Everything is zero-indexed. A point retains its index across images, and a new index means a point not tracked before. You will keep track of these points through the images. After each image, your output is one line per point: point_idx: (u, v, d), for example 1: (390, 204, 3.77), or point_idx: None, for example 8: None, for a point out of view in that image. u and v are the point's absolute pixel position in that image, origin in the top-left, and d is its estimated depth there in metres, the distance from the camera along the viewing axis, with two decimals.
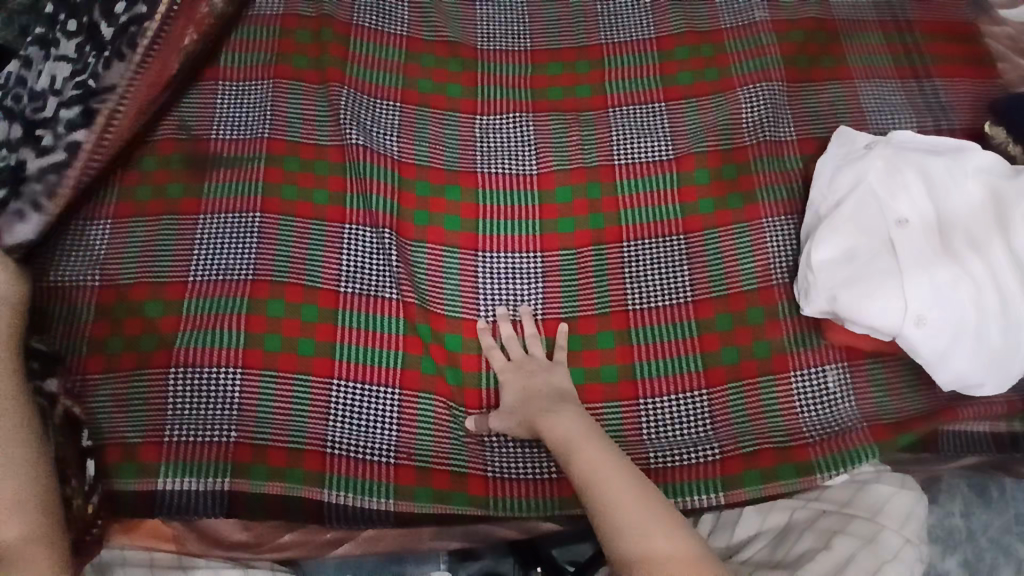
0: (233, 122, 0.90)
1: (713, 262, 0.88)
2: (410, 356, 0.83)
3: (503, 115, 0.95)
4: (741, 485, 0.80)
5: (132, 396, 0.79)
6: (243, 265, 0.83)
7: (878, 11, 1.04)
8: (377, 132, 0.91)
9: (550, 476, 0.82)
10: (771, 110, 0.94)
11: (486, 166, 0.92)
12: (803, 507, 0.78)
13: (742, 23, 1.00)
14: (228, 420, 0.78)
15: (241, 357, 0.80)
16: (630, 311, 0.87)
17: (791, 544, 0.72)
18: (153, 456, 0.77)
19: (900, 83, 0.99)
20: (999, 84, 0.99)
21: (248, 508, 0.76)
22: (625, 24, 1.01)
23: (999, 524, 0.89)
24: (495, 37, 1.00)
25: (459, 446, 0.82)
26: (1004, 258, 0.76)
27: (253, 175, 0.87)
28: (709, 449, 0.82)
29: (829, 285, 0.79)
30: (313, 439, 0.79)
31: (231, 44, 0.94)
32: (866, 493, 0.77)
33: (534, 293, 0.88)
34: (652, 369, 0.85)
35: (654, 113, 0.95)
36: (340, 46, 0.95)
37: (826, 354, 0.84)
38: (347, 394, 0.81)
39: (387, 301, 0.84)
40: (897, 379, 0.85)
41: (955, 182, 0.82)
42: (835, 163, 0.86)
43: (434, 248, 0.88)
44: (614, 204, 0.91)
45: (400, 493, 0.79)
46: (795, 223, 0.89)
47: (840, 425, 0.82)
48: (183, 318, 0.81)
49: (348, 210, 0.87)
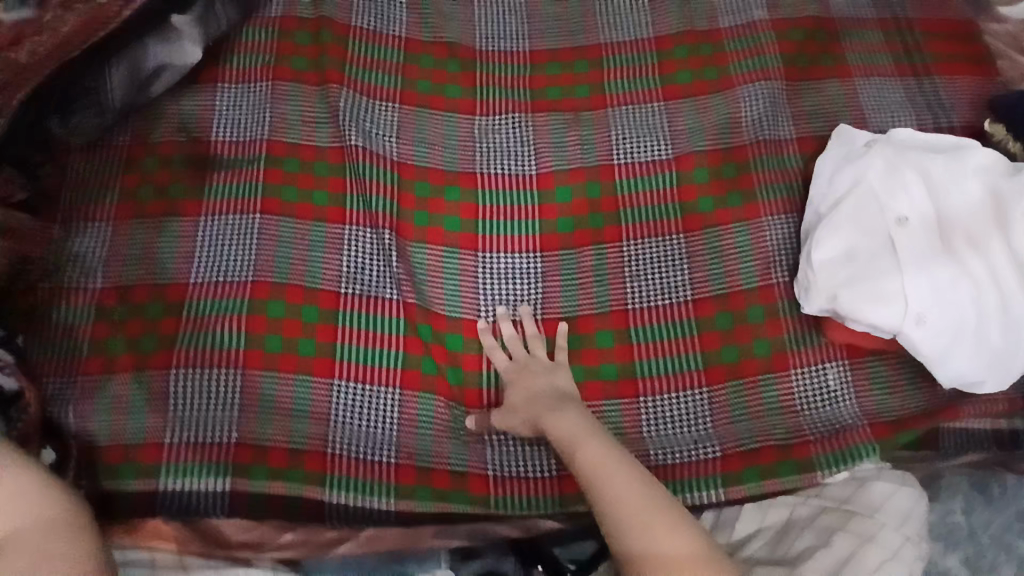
0: (230, 124, 0.90)
1: (712, 262, 0.88)
2: (410, 356, 0.83)
3: (502, 115, 0.95)
4: (740, 482, 0.80)
5: (133, 399, 0.79)
6: (243, 267, 0.84)
7: (877, 9, 1.04)
8: (376, 134, 0.91)
9: (550, 474, 0.82)
10: (770, 110, 0.95)
11: (486, 167, 0.92)
12: (803, 504, 0.77)
13: (741, 22, 1.00)
14: (228, 422, 0.78)
15: (241, 358, 0.80)
16: (630, 311, 0.87)
17: (791, 542, 0.72)
18: (154, 457, 0.77)
19: (900, 81, 0.99)
20: (999, 82, 0.99)
21: (249, 509, 0.76)
22: (624, 24, 1.01)
23: (1002, 523, 0.89)
24: (494, 37, 1.00)
25: (459, 446, 0.82)
26: (1003, 257, 0.77)
27: (253, 177, 0.87)
28: (709, 446, 0.82)
29: (830, 284, 0.79)
30: (314, 440, 0.79)
31: (233, 47, 0.94)
32: (866, 490, 0.75)
33: (533, 292, 0.88)
34: (652, 368, 0.85)
35: (652, 113, 0.95)
36: (339, 47, 0.95)
37: (825, 352, 0.84)
38: (348, 395, 0.81)
39: (387, 301, 0.85)
40: (898, 377, 0.85)
41: (956, 181, 0.82)
42: (835, 161, 0.86)
43: (434, 248, 0.88)
44: (614, 204, 0.91)
45: (401, 493, 0.79)
46: (795, 221, 0.89)
47: (840, 423, 0.82)
48: (183, 319, 0.81)
49: (348, 211, 0.87)
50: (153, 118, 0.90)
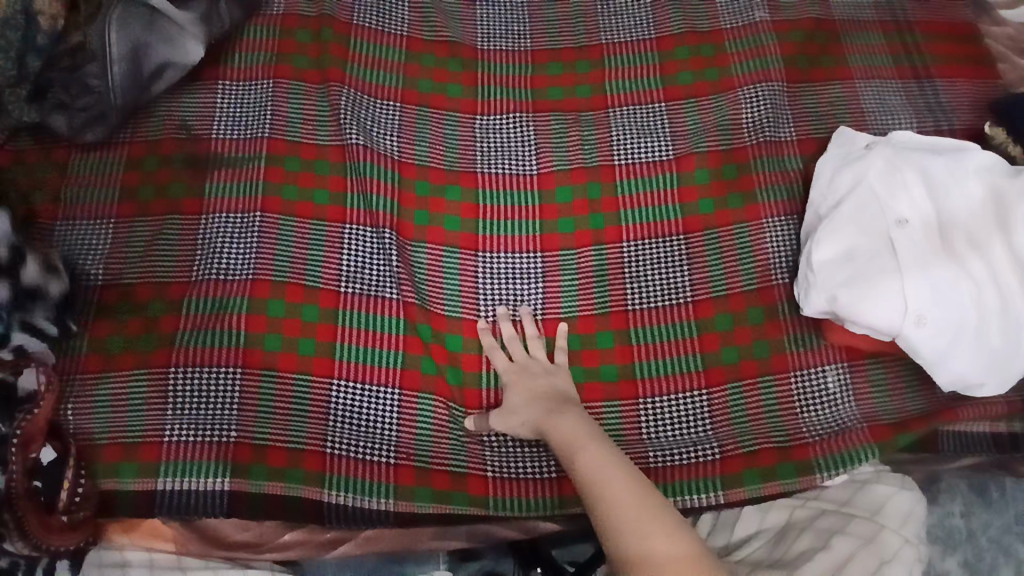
0: (232, 122, 0.90)
1: (713, 263, 0.88)
2: (410, 356, 0.83)
3: (503, 115, 0.95)
4: (740, 484, 0.79)
5: (132, 396, 0.78)
6: (243, 265, 0.83)
7: (878, 11, 1.04)
8: (377, 133, 0.91)
9: (550, 475, 0.82)
10: (771, 111, 0.94)
11: (486, 166, 0.92)
12: (802, 506, 0.78)
13: (742, 23, 1.00)
14: (228, 420, 0.78)
15: (241, 357, 0.80)
16: (630, 311, 0.87)
17: (791, 542, 0.72)
18: (152, 455, 0.76)
19: (900, 83, 0.99)
20: (999, 85, 0.99)
21: (248, 508, 0.75)
22: (625, 24, 1.01)
23: (1001, 525, 0.89)
24: (494, 37, 1.00)
25: (459, 447, 0.82)
26: (1004, 257, 0.77)
27: (254, 175, 0.87)
28: (708, 447, 0.82)
29: (829, 285, 0.79)
30: (313, 439, 0.79)
31: (234, 45, 0.94)
32: (865, 493, 0.77)
33: (534, 293, 0.88)
34: (652, 369, 0.85)
35: (654, 114, 0.95)
36: (340, 46, 0.94)
37: (826, 354, 0.84)
38: (347, 394, 0.81)
39: (387, 301, 0.85)
40: (897, 379, 0.85)
41: (956, 183, 0.82)
42: (834, 163, 0.86)
43: (434, 248, 0.88)
44: (614, 204, 0.91)
45: (400, 493, 0.79)
46: (795, 223, 0.89)
47: (840, 425, 0.82)
48: (183, 317, 0.81)
49: (348, 210, 0.87)
50: (153, 114, 0.90)
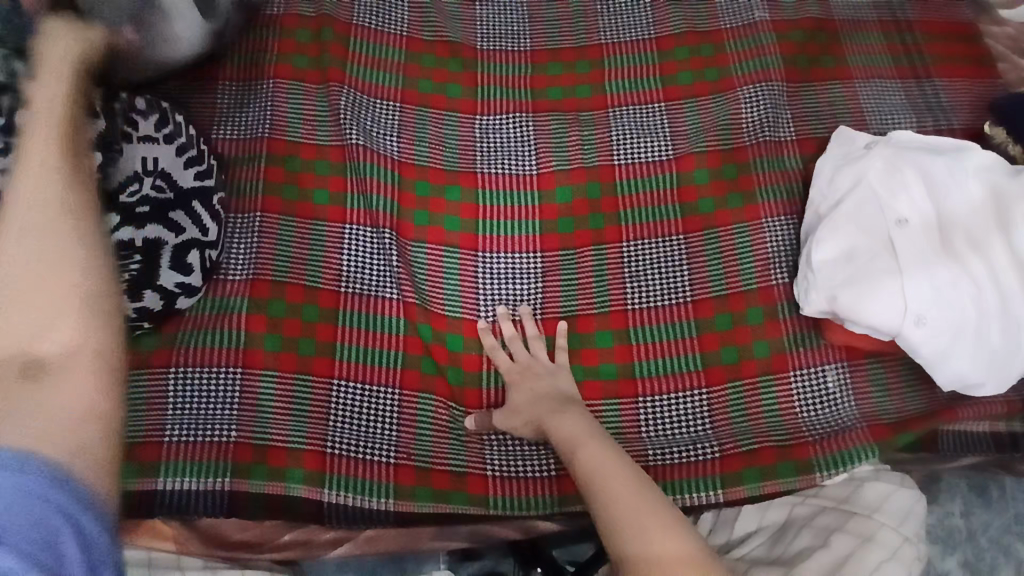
0: (231, 123, 0.90)
1: (712, 263, 0.88)
2: (410, 357, 0.83)
3: (503, 115, 0.95)
4: (740, 483, 0.80)
5: (132, 397, 0.78)
6: (243, 266, 0.83)
7: (877, 11, 1.04)
8: (377, 132, 0.91)
9: (550, 474, 0.82)
10: (771, 111, 0.94)
11: (486, 166, 0.92)
12: (802, 503, 0.77)
13: (742, 23, 1.00)
14: (228, 420, 0.78)
15: (241, 357, 0.80)
16: (630, 311, 0.87)
17: (790, 542, 0.72)
18: (152, 456, 0.76)
19: (900, 83, 0.99)
20: (999, 85, 0.99)
21: (249, 509, 0.76)
22: (625, 24, 1.01)
23: (1000, 524, 0.90)
24: (494, 37, 1.00)
25: (459, 446, 0.82)
26: (1004, 258, 0.77)
27: (254, 175, 0.87)
28: (708, 447, 0.82)
29: (829, 285, 0.79)
30: (313, 439, 0.79)
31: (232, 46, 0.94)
32: (863, 492, 0.76)
33: (534, 293, 0.88)
34: (652, 369, 0.85)
35: (653, 113, 0.95)
36: (340, 46, 0.94)
37: (825, 354, 0.84)
38: (347, 394, 0.81)
39: (387, 301, 0.85)
40: (897, 379, 0.85)
41: (956, 182, 0.82)
42: (835, 163, 0.86)
43: (434, 248, 0.88)
44: (614, 204, 0.91)
45: (400, 493, 0.79)
46: (795, 223, 0.89)
47: (840, 425, 0.82)
48: (184, 318, 0.81)
49: (348, 210, 0.87)
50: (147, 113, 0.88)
